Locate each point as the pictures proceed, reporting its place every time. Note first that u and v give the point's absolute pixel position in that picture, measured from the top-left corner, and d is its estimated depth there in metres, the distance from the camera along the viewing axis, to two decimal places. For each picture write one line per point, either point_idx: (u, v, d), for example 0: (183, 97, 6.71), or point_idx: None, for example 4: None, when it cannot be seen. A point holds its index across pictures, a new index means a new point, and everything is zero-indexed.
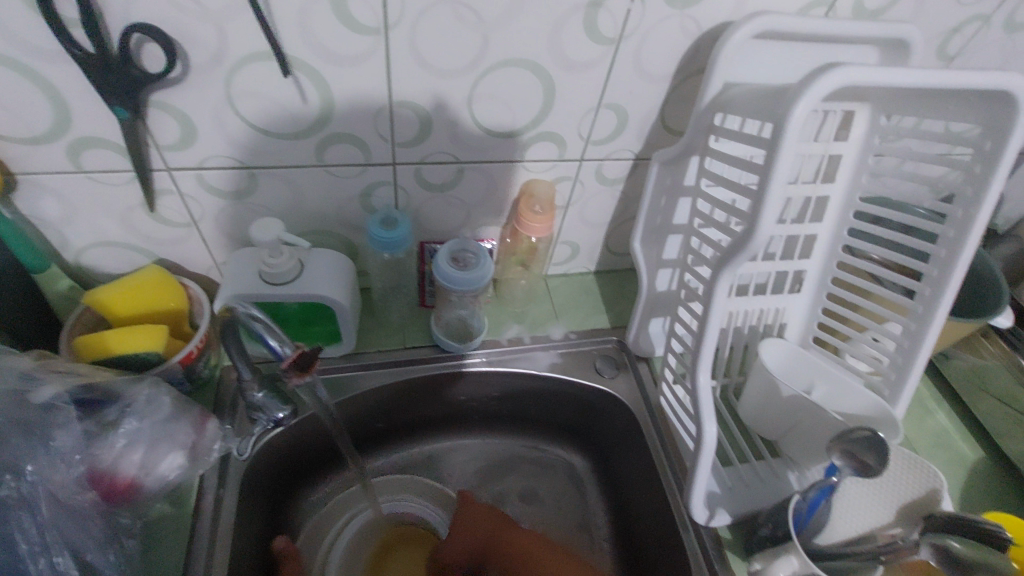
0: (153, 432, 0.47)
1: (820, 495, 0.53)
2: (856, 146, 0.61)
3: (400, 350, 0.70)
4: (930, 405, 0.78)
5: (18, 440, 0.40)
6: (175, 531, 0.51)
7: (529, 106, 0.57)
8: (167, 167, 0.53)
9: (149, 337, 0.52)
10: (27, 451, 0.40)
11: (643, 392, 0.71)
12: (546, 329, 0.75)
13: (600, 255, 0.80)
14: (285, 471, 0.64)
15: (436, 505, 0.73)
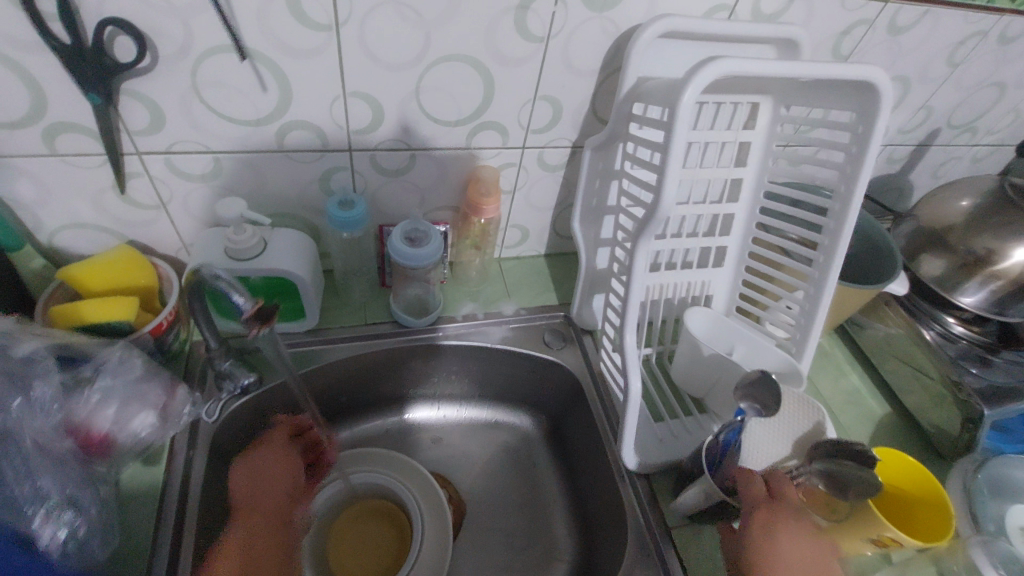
0: (126, 391, 0.52)
1: (732, 435, 0.62)
2: (762, 133, 0.69)
3: (361, 325, 0.74)
4: (845, 368, 0.88)
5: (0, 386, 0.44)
6: (148, 485, 0.56)
7: (473, 96, 0.63)
8: (137, 151, 0.57)
9: (122, 307, 0.56)
10: (8, 395, 0.44)
11: (587, 360, 0.78)
12: (499, 306, 0.81)
13: (549, 239, 0.87)
14: (251, 441, 0.68)
15: (404, 480, 0.73)
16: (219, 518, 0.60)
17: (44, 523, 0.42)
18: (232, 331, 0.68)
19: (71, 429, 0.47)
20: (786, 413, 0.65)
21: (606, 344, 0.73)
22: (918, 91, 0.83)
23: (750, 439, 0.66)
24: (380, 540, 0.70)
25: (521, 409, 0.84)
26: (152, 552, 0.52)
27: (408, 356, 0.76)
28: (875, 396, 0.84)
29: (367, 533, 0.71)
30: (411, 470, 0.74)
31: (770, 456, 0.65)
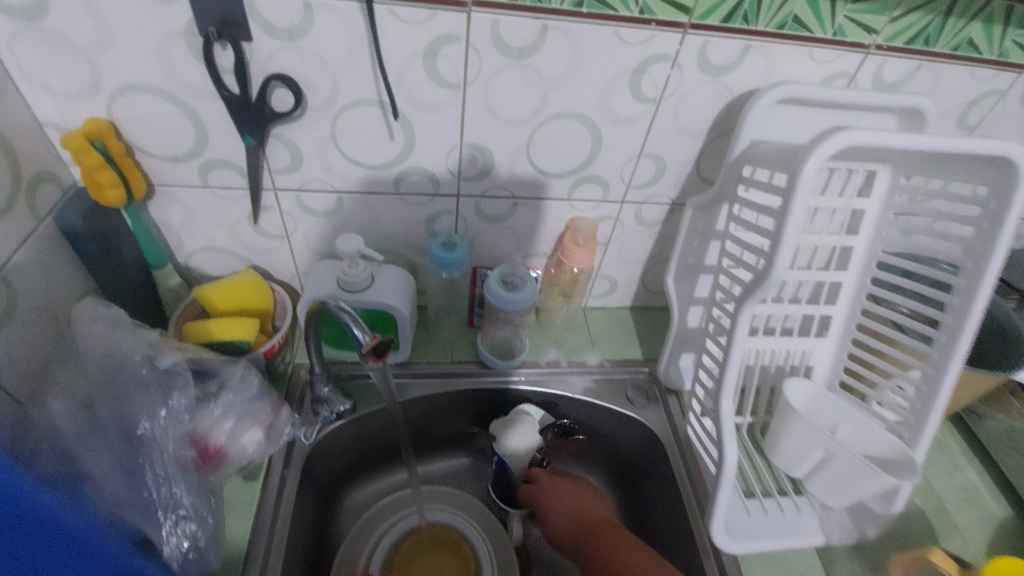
0: (243, 407, 0.55)
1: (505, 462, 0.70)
2: (878, 202, 0.67)
3: (448, 363, 0.76)
4: (960, 461, 0.79)
5: (146, 396, 0.51)
6: (246, 502, 0.58)
7: (579, 151, 0.65)
8: (274, 187, 0.63)
9: (244, 327, 0.61)
10: (151, 403, 0.50)
11: (671, 421, 0.75)
12: (582, 355, 0.80)
13: (636, 292, 0.86)
14: (338, 468, 0.70)
15: (477, 521, 0.73)
16: (301, 546, 0.61)
17: (169, 533, 0.48)
18: (341, 358, 0.71)
19: (193, 441, 0.52)
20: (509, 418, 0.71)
21: (695, 407, 0.70)
22: None
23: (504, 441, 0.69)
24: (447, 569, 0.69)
25: (594, 467, 0.82)
26: (245, 567, 0.54)
27: (486, 399, 0.76)
28: (997, 496, 0.75)
29: (431, 560, 0.70)
30: (482, 512, 0.74)
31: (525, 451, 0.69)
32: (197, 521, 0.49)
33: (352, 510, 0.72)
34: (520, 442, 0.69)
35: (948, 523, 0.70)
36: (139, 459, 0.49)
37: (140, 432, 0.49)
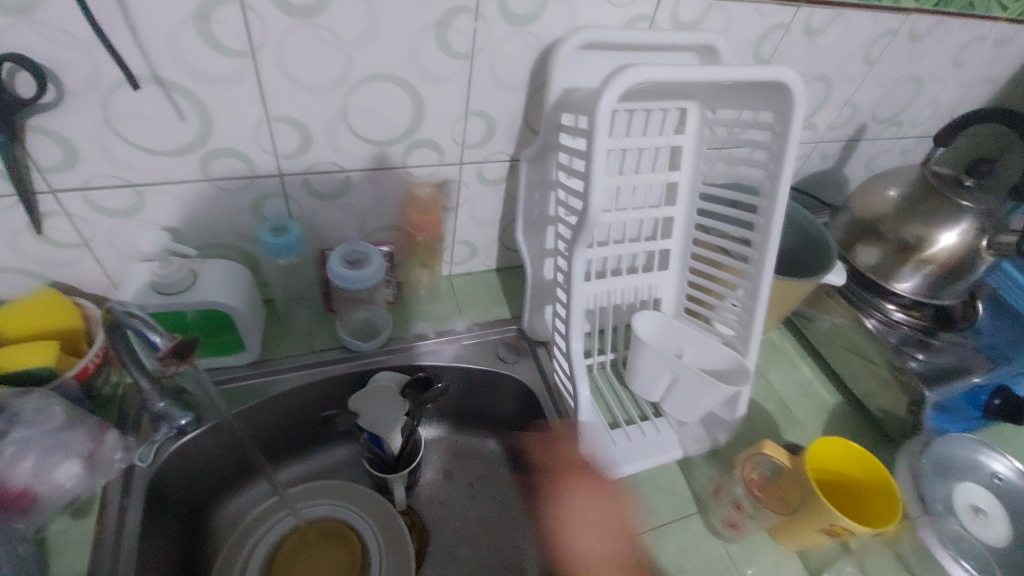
0: (46, 441, 0.50)
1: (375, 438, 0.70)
2: (692, 137, 0.71)
3: (309, 353, 0.73)
4: (796, 360, 0.89)
5: None
6: (76, 540, 0.52)
7: (402, 115, 0.63)
8: (52, 189, 0.55)
9: (38, 352, 0.53)
10: None
11: (542, 372, 0.77)
12: (450, 323, 0.80)
13: (498, 253, 0.86)
14: (197, 484, 0.65)
15: (362, 507, 0.70)
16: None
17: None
18: None
19: None
20: (368, 394, 0.71)
21: (558, 353, 0.73)
22: (840, 90, 0.87)
23: (368, 414, 0.70)
24: (331, 564, 0.67)
25: (479, 429, 0.82)
26: None
27: (355, 382, 0.74)
28: (826, 385, 0.86)
29: (315, 556, 0.68)
30: (365, 496, 0.71)
31: (390, 417, 0.70)
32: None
33: (223, 525, 0.68)
34: (383, 411, 0.70)
35: (786, 416, 0.79)
36: None
37: None
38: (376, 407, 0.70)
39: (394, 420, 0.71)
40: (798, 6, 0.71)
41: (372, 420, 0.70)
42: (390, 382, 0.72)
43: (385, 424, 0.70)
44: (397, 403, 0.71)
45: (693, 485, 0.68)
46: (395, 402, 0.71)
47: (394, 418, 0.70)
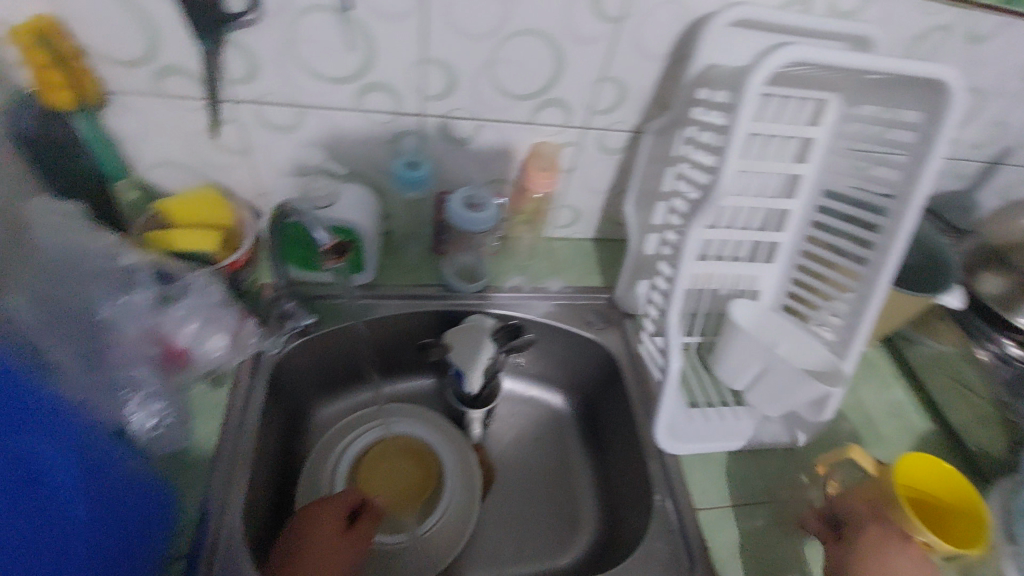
0: (206, 313, 0.58)
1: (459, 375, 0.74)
2: (826, 131, 0.70)
3: (414, 285, 0.78)
4: (890, 381, 0.85)
5: (107, 286, 0.53)
6: (212, 403, 0.60)
7: (543, 71, 0.66)
8: (233, 99, 0.63)
9: (205, 238, 0.61)
10: (112, 293, 0.53)
11: (628, 343, 0.79)
12: (545, 282, 0.83)
13: (600, 223, 0.88)
14: (304, 381, 0.72)
15: (441, 433, 0.76)
16: (269, 451, 0.65)
17: (135, 410, 0.53)
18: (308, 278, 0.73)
19: (158, 340, 0.55)
20: (461, 332, 0.74)
21: (649, 326, 0.74)
22: (994, 105, 0.81)
23: (456, 352, 0.74)
24: (410, 476, 0.72)
25: (555, 388, 0.86)
26: (214, 463, 0.56)
27: (451, 320, 0.79)
28: (920, 410, 0.82)
29: (392, 469, 0.73)
30: (445, 426, 0.77)
31: (476, 359, 0.73)
32: (162, 403, 0.55)
33: (320, 423, 0.75)
34: (470, 351, 0.73)
35: (871, 433, 0.77)
36: (103, 343, 0.52)
37: (100, 317, 0.52)
38: (467, 344, 0.74)
39: (481, 362, 0.73)
40: (968, 7, 0.67)
41: (459, 358, 0.73)
42: (482, 325, 0.75)
43: (470, 364, 0.73)
44: (485, 346, 0.73)
45: (765, 477, 0.69)
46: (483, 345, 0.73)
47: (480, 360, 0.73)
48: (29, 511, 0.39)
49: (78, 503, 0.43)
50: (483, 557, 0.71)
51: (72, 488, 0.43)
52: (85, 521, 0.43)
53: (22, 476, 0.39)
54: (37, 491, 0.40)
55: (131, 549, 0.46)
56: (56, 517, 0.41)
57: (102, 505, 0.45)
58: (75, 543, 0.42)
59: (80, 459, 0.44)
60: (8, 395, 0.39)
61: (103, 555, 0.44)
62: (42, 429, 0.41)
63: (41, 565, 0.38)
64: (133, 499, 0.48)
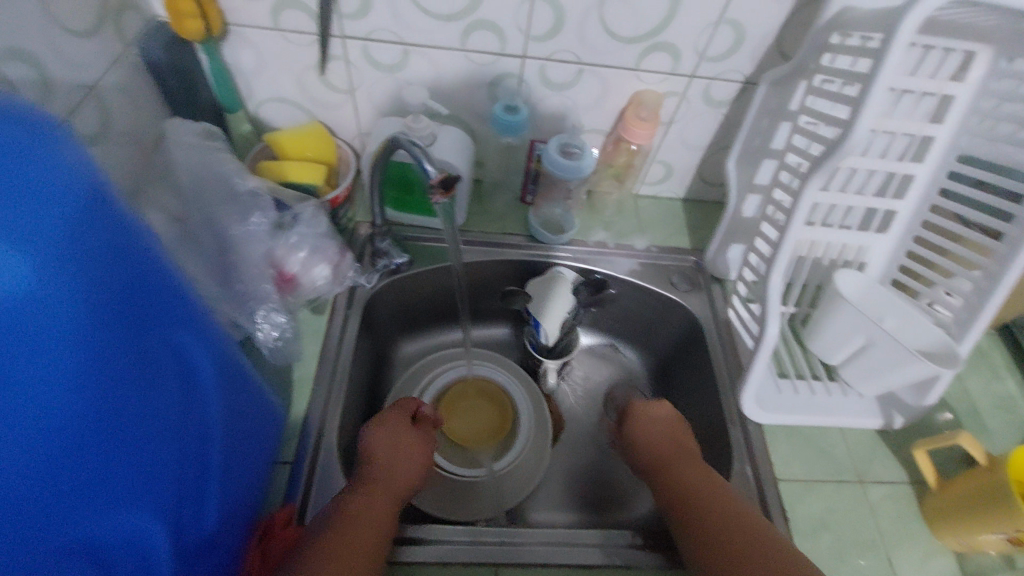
0: (314, 241, 0.60)
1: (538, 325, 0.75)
2: (972, 87, 0.62)
3: (499, 233, 0.78)
4: (1001, 372, 0.78)
5: (234, 205, 0.56)
6: (313, 329, 0.64)
7: (656, 12, 0.62)
8: (343, 35, 0.63)
9: (313, 172, 0.64)
10: (238, 213, 0.56)
11: (714, 307, 0.76)
12: (630, 239, 0.81)
13: (692, 182, 0.84)
14: (391, 317, 0.76)
15: (517, 379, 0.77)
16: (359, 379, 0.69)
17: (262, 320, 0.58)
18: (401, 219, 0.75)
19: (273, 263, 0.58)
20: (543, 284, 0.75)
21: (739, 292, 0.71)
22: None
23: (538, 303, 0.74)
24: (487, 415, 0.74)
25: (630, 347, 0.85)
26: (315, 383, 0.60)
27: (533, 270, 0.79)
28: None
29: (468, 406, 0.74)
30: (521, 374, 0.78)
31: (558, 311, 0.73)
32: (282, 316, 0.59)
33: (403, 359, 0.80)
34: (553, 303, 0.73)
35: (974, 424, 0.71)
36: (233, 259, 0.57)
37: (231, 233, 0.56)
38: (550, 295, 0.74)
39: (562, 314, 0.74)
40: None
41: (540, 309, 0.74)
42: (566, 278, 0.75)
43: (552, 316, 0.73)
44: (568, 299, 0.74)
45: (852, 456, 0.66)
46: (566, 299, 0.74)
47: (562, 312, 0.73)
48: (179, 394, 0.40)
49: (212, 397, 0.44)
50: (549, 502, 0.73)
51: (210, 387, 0.44)
52: (218, 415, 0.45)
53: (175, 365, 0.40)
54: (187, 383, 0.41)
55: (245, 448, 0.48)
56: (200, 410, 0.42)
57: (229, 401, 0.47)
58: (211, 437, 0.44)
59: (217, 360, 0.45)
60: (164, 287, 0.39)
61: (229, 452, 0.46)
62: (187, 324, 0.42)
63: (185, 453, 0.40)
64: (248, 400, 0.50)
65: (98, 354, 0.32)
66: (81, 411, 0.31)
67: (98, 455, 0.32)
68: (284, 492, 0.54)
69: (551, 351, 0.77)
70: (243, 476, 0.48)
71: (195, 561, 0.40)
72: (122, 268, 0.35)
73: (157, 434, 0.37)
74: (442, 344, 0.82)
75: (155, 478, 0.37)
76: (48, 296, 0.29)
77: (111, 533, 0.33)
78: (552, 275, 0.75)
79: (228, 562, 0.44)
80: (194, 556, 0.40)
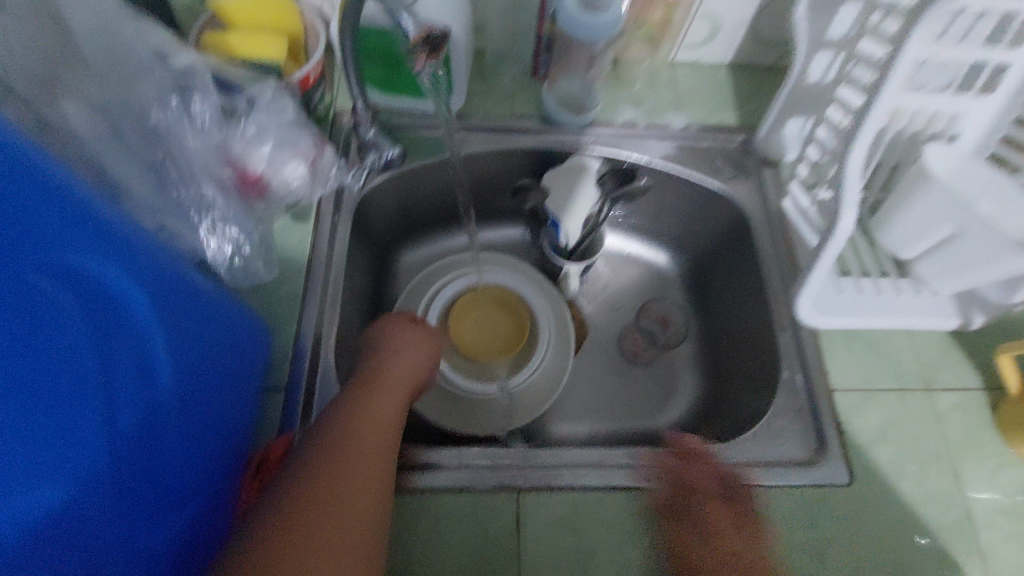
0: (279, 132, 0.50)
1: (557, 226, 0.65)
2: None
3: (508, 116, 0.66)
4: None
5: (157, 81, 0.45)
6: (298, 239, 0.56)
7: None
8: None
9: (272, 44, 0.51)
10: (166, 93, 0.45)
11: (765, 196, 0.64)
12: (664, 117, 0.68)
13: (743, 42, 0.68)
14: (388, 222, 0.67)
15: (533, 284, 0.69)
16: (358, 292, 0.62)
17: (209, 235, 0.49)
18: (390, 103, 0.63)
19: (229, 161, 0.48)
20: (563, 178, 0.64)
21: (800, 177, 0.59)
22: None
23: (557, 199, 0.64)
24: (501, 328, 0.66)
25: (662, 246, 0.75)
26: (305, 299, 0.54)
27: (550, 161, 0.67)
28: None
29: (479, 318, 0.66)
30: (537, 277, 0.70)
31: (580, 208, 0.63)
32: (235, 227, 0.50)
33: (406, 267, 0.72)
34: (575, 200, 0.63)
35: None
36: (164, 158, 0.46)
37: (154, 120, 0.45)
38: (572, 189, 0.63)
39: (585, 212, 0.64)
40: None
41: (559, 206, 0.64)
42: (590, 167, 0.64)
43: (574, 214, 0.64)
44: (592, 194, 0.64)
45: (918, 361, 0.58)
46: (588, 193, 0.64)
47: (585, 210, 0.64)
48: (95, 335, 0.31)
49: (153, 331, 0.36)
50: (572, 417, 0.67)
51: (142, 316, 0.35)
52: (166, 353, 0.36)
53: (74, 293, 0.31)
54: (99, 315, 0.32)
55: (213, 384, 0.41)
56: (130, 350, 0.34)
57: (180, 333, 0.38)
58: (155, 376, 0.35)
59: (149, 285, 0.36)
60: (36, 185, 0.28)
61: (188, 391, 0.39)
62: (88, 237, 0.32)
63: (115, 408, 0.32)
64: (211, 331, 0.42)
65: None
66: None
67: None
68: (281, 419, 0.49)
69: (573, 253, 0.67)
70: (217, 414, 0.41)
71: (148, 523, 0.34)
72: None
73: (52, 382, 0.28)
74: (450, 252, 0.74)
75: (84, 444, 0.30)
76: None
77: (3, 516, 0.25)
78: (573, 166, 0.64)
79: (200, 515, 0.38)
80: (147, 521, 0.34)
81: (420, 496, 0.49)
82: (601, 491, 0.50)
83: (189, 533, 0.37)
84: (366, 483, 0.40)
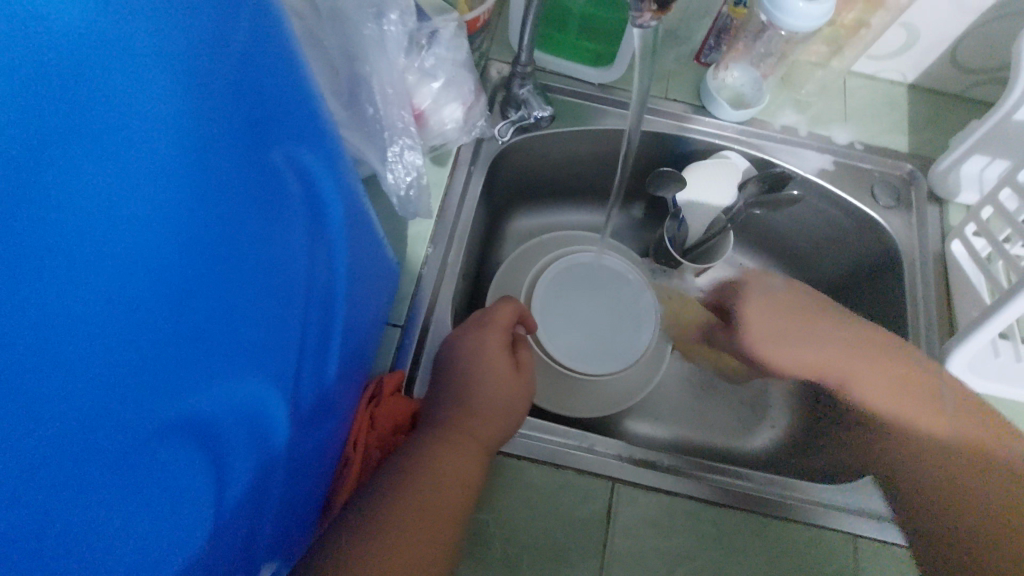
0: (451, 72, 0.49)
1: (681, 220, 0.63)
2: None
3: (661, 98, 0.63)
4: None
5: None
6: (434, 184, 0.56)
7: None
8: None
9: None
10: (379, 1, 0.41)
11: (924, 234, 0.59)
12: (828, 128, 0.63)
13: (935, 62, 0.62)
14: (512, 182, 0.66)
15: (643, 275, 0.68)
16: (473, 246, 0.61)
17: (394, 160, 0.46)
18: (551, 64, 0.62)
19: None
20: (701, 174, 0.62)
21: (979, 220, 0.53)
22: None
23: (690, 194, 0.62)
24: (608, 316, 0.65)
25: (783, 264, 0.70)
26: (432, 244, 0.54)
27: (694, 153, 0.63)
28: None
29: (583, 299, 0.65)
30: (647, 270, 0.70)
31: (707, 208, 0.63)
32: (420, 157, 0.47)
33: (516, 231, 0.71)
34: (707, 198, 0.62)
35: None
36: (365, 71, 0.42)
37: (367, 31, 0.41)
38: (708, 190, 0.62)
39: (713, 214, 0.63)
40: None
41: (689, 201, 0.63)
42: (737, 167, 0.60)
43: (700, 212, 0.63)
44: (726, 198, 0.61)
45: None
46: (722, 196, 0.62)
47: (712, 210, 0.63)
48: (309, 257, 0.33)
49: (340, 250, 0.37)
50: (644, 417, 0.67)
51: (337, 240, 0.36)
52: (345, 274, 0.37)
53: (300, 204, 0.31)
54: (314, 233, 0.33)
55: (366, 306, 0.42)
56: (325, 268, 0.35)
57: (356, 256, 0.39)
58: (334, 302, 0.37)
59: (345, 202, 0.37)
60: (292, 95, 0.29)
61: (352, 309, 0.39)
62: (315, 153, 0.33)
63: (306, 328, 0.34)
64: (371, 255, 0.42)
65: (195, 179, 0.22)
66: (175, 243, 0.21)
67: (224, 342, 0.26)
68: (393, 356, 0.49)
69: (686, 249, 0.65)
70: (362, 335, 0.42)
71: (307, 432, 0.35)
72: (239, 40, 0.24)
73: (275, 290, 0.29)
74: (566, 225, 0.72)
75: (284, 353, 0.31)
76: (111, 35, 0.18)
77: (220, 404, 0.26)
78: (716, 164, 0.61)
79: (333, 432, 0.40)
80: (313, 428, 0.36)
81: (516, 462, 0.48)
82: (704, 504, 0.48)
83: (327, 445, 0.39)
84: (441, 496, 0.40)
